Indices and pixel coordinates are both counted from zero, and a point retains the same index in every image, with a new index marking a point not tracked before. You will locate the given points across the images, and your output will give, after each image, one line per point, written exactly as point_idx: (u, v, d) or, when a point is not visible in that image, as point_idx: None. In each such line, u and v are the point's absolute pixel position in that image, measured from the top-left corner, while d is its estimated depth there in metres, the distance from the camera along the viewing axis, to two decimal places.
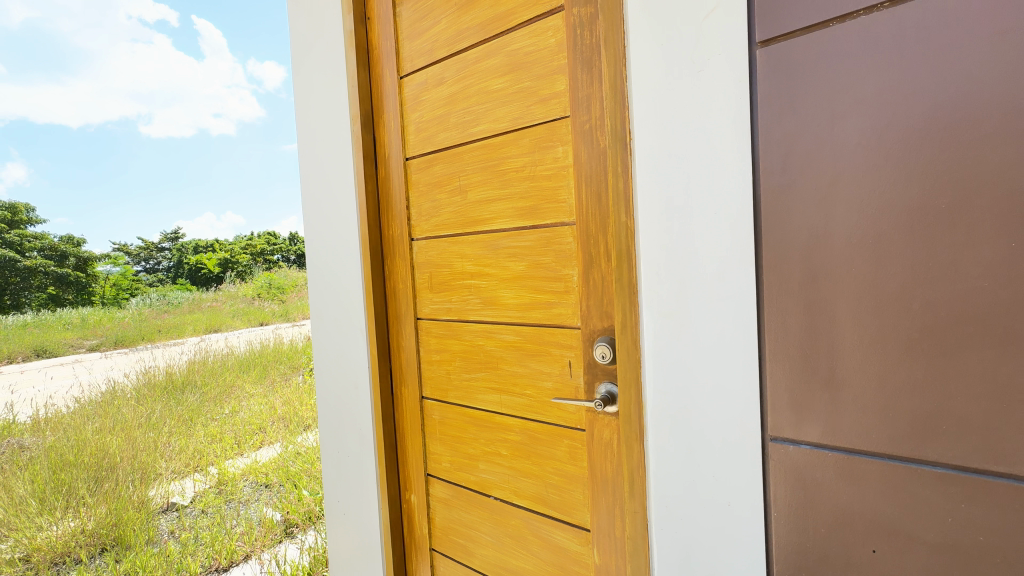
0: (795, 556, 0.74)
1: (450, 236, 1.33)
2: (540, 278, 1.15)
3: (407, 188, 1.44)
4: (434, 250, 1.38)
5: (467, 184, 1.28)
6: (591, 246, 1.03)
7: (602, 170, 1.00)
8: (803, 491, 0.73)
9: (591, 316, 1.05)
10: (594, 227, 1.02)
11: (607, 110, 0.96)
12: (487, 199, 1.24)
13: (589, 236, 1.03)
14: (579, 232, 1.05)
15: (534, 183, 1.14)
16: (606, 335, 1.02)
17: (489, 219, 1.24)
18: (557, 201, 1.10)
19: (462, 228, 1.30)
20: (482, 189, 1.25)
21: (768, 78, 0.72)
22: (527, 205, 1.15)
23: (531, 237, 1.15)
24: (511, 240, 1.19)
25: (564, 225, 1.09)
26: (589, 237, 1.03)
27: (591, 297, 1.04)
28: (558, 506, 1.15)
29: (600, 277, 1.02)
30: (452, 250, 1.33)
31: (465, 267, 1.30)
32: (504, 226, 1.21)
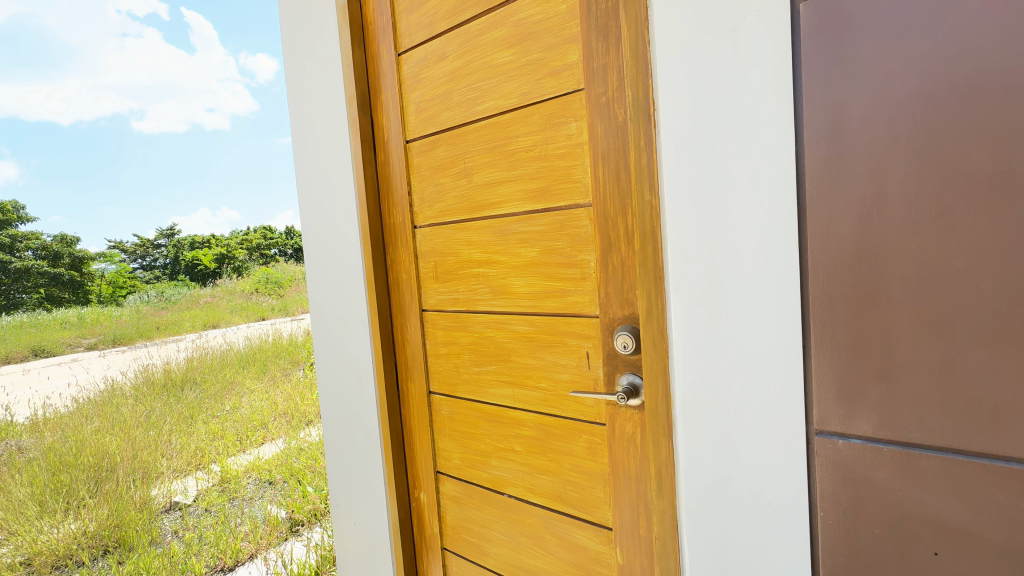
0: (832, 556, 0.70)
1: (455, 224, 1.26)
2: (555, 264, 1.07)
3: (409, 175, 1.36)
4: (439, 238, 1.31)
5: (473, 169, 1.20)
6: (607, 229, 0.97)
7: (623, 144, 0.92)
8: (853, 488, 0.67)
9: (612, 304, 0.98)
10: (613, 208, 0.95)
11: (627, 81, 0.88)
12: (495, 182, 1.16)
13: (605, 218, 0.97)
14: (596, 212, 0.98)
15: (545, 163, 1.06)
16: (628, 324, 0.95)
17: (496, 204, 1.16)
18: (571, 182, 1.02)
19: (467, 215, 1.23)
20: (488, 170, 1.17)
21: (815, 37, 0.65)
22: (538, 186, 1.08)
23: (543, 221, 1.08)
24: (521, 225, 1.12)
25: (579, 208, 1.02)
26: (605, 217, 0.96)
27: (611, 284, 0.97)
28: (577, 504, 1.10)
29: (620, 262, 0.95)
30: (458, 240, 1.26)
31: (472, 255, 1.23)
32: (514, 210, 1.13)
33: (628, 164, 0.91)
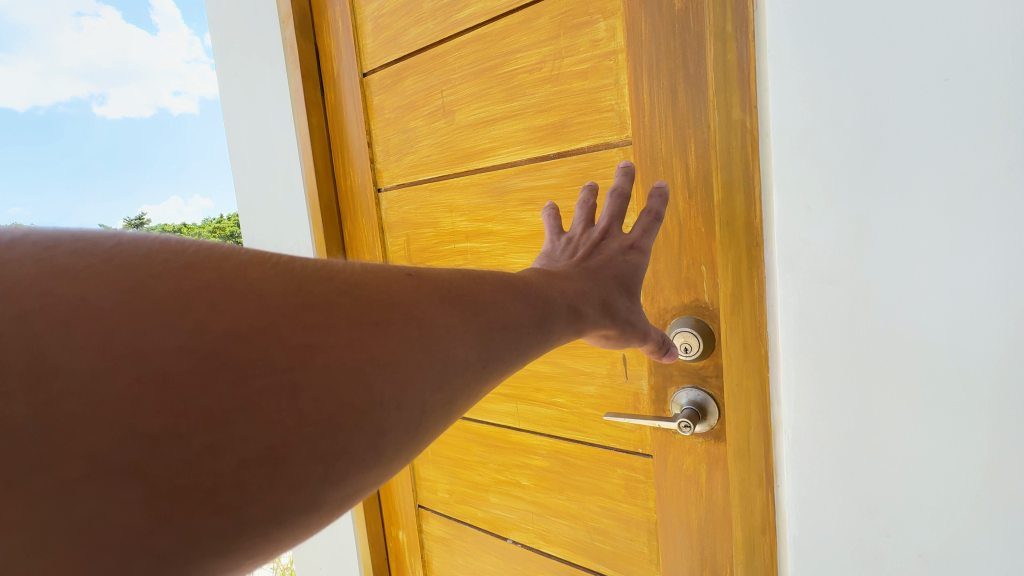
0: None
1: (432, 184, 0.93)
2: None
3: (366, 122, 1.01)
4: (411, 204, 0.98)
5: (455, 106, 0.87)
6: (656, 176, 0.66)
7: (684, 42, 0.61)
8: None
9: (661, 289, 0.67)
10: (664, 144, 0.64)
11: None
12: (486, 120, 0.83)
13: (652, 159, 0.66)
14: (636, 153, 0.67)
15: (558, 87, 0.74)
16: (688, 316, 0.65)
17: (487, 152, 0.84)
18: (598, 111, 0.71)
19: (448, 171, 0.90)
20: (475, 106, 0.84)
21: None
22: (549, 122, 0.76)
23: (556, 172, 0.76)
24: (525, 180, 0.80)
25: (609, 146, 0.71)
26: (653, 159, 0.66)
27: (661, 259, 0.67)
28: (607, 558, 0.81)
29: (676, 227, 0.65)
30: (435, 206, 0.94)
31: (457, 225, 0.91)
32: (513, 159, 0.81)
33: (696, 73, 0.61)
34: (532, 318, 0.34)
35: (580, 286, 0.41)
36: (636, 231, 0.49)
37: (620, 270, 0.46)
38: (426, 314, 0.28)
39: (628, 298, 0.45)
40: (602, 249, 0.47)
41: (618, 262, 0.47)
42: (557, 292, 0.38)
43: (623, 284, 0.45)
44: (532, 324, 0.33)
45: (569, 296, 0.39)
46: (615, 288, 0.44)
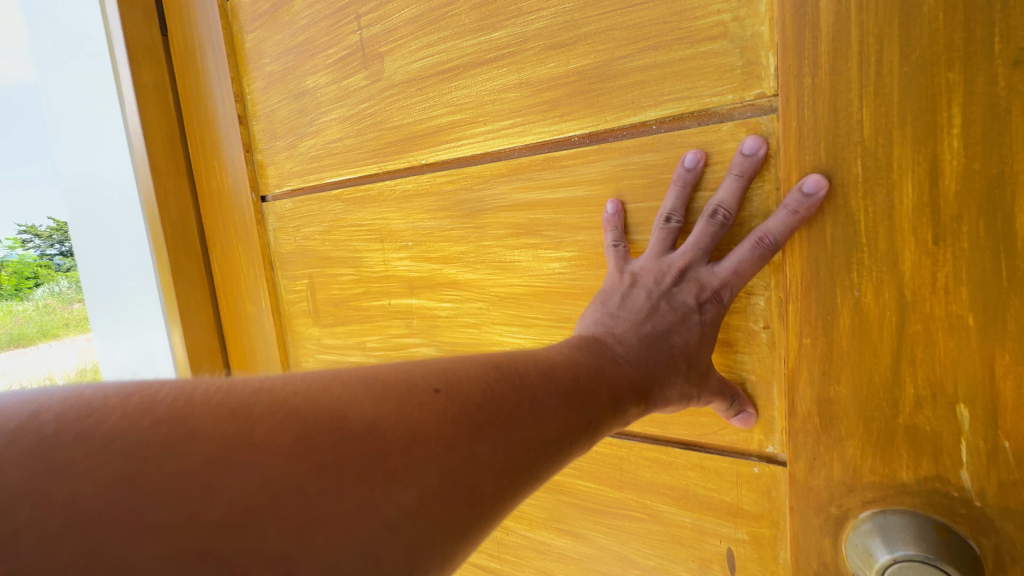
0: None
1: (351, 194, 0.51)
2: None
3: (236, 79, 0.58)
4: (313, 223, 0.56)
5: (385, 44, 0.46)
6: (847, 190, 0.28)
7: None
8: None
9: (840, 441, 0.30)
10: (871, 112, 0.27)
11: None
12: (446, 70, 0.43)
13: (836, 151, 0.28)
14: (791, 136, 0.29)
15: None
16: (911, 509, 0.29)
17: (448, 135, 0.44)
18: (692, 41, 0.32)
19: (376, 168, 0.49)
20: (421, 42, 0.44)
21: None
22: (576, 69, 0.36)
23: (591, 174, 0.37)
24: (523, 187, 0.40)
25: (707, 119, 0.33)
26: (835, 151, 0.28)
27: (844, 379, 0.30)
28: None
29: (890, 313, 0.28)
30: (358, 234, 0.52)
31: (394, 265, 0.50)
32: (498, 145, 0.41)
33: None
34: (532, 443, 0.23)
35: (629, 363, 0.30)
36: (729, 265, 0.31)
37: (682, 334, 0.32)
38: (372, 479, 0.18)
39: (686, 382, 0.31)
40: (662, 311, 0.32)
41: (689, 324, 0.32)
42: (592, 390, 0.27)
43: (682, 360, 0.31)
44: (537, 452, 0.23)
45: (608, 376, 0.28)
46: (674, 370, 0.31)
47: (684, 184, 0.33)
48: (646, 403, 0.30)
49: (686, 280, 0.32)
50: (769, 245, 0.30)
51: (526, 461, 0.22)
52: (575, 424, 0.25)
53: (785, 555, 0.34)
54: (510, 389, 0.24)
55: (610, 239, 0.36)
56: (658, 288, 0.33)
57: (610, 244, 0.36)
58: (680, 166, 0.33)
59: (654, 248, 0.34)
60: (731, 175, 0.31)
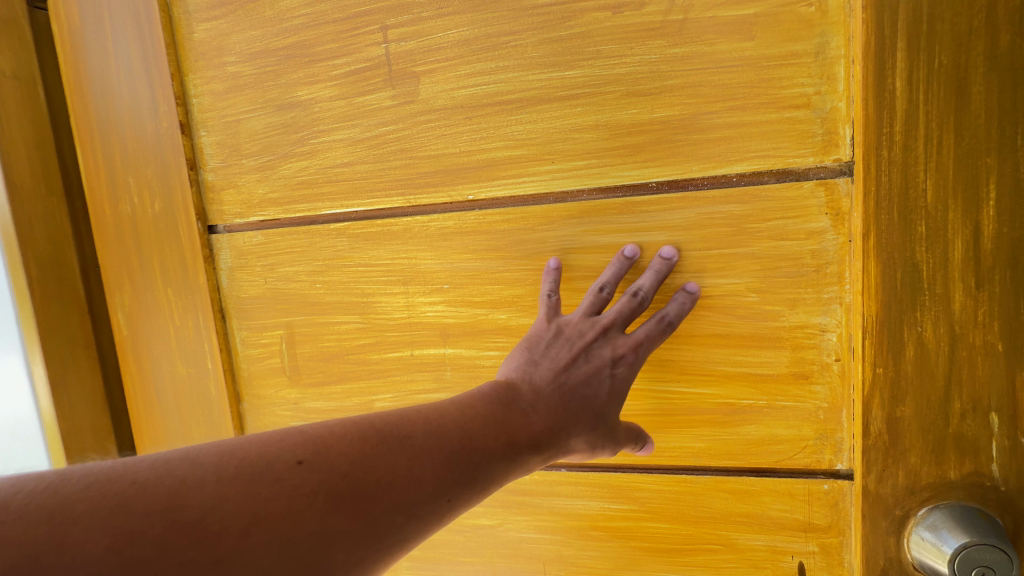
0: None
1: (361, 229, 0.44)
2: (704, 339, 0.39)
3: (175, 75, 0.44)
4: (297, 262, 0.46)
5: (421, 64, 0.40)
6: (912, 245, 0.34)
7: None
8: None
9: (903, 452, 0.36)
10: (932, 183, 0.33)
11: None
12: (503, 102, 0.39)
13: (906, 213, 0.34)
14: (869, 198, 0.34)
15: (685, 50, 0.36)
16: (958, 500, 0.36)
17: (504, 170, 0.40)
18: (777, 107, 0.36)
19: (401, 200, 0.42)
20: (472, 68, 0.40)
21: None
22: (659, 119, 0.37)
23: (673, 219, 0.38)
24: (597, 230, 0.40)
25: (785, 176, 0.37)
26: (904, 212, 0.34)
27: (908, 400, 0.36)
28: None
29: (945, 344, 0.35)
30: (369, 275, 0.44)
31: (420, 311, 0.44)
32: (565, 185, 0.40)
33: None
34: (392, 506, 0.25)
35: (535, 418, 0.32)
36: (639, 335, 0.37)
37: (593, 388, 0.35)
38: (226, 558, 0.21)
39: (590, 433, 0.34)
40: (581, 361, 0.36)
41: (600, 377, 0.36)
42: (485, 446, 0.30)
43: (589, 412, 0.34)
44: (406, 516, 0.25)
45: (508, 426, 0.31)
46: (577, 421, 0.34)
47: (660, 271, 0.38)
48: (546, 453, 0.32)
49: (605, 339, 0.37)
50: (667, 324, 0.37)
51: (375, 528, 0.24)
52: (453, 485, 0.27)
53: (851, 559, 0.39)
54: (389, 453, 0.27)
55: (546, 289, 0.39)
56: (579, 342, 0.36)
57: (545, 294, 0.39)
58: (620, 254, 0.39)
59: (584, 308, 0.38)
60: (652, 268, 0.38)
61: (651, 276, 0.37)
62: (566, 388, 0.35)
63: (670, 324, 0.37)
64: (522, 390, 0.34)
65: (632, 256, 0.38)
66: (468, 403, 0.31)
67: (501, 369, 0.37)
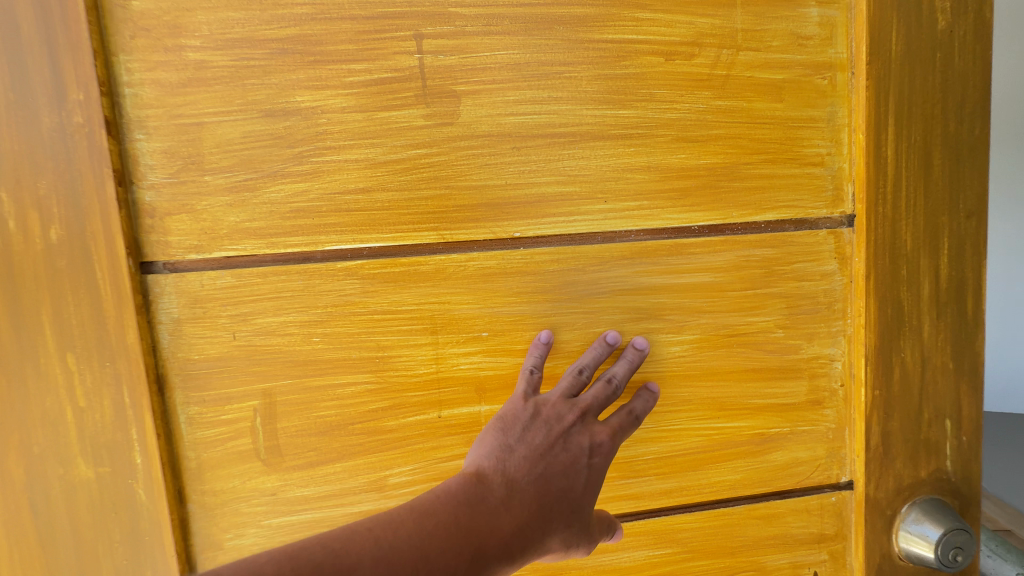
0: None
1: (380, 268, 0.36)
2: (740, 374, 0.41)
3: (98, 55, 0.32)
4: (283, 312, 0.36)
5: (464, 84, 0.35)
6: (897, 286, 0.41)
7: (947, 85, 0.40)
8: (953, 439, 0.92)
9: (892, 461, 0.43)
10: (910, 235, 0.41)
11: None
12: (555, 136, 0.37)
13: (893, 259, 0.41)
14: (869, 246, 0.40)
15: (729, 103, 0.38)
16: (929, 494, 0.43)
17: (553, 208, 0.37)
18: (799, 163, 0.40)
19: (433, 235, 0.36)
20: (522, 95, 0.36)
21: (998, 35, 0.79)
22: (705, 166, 0.39)
23: (716, 261, 0.40)
24: (646, 272, 0.39)
25: (803, 224, 0.41)
26: (892, 258, 0.41)
27: (896, 415, 0.42)
28: None
29: (918, 366, 0.42)
30: (387, 324, 0.37)
31: (452, 365, 0.38)
32: (616, 226, 0.38)
33: (966, 133, 0.40)
34: None
35: (504, 522, 0.30)
36: (612, 426, 0.36)
37: (568, 480, 0.33)
38: None
39: (564, 531, 0.32)
40: (551, 451, 0.34)
41: (576, 467, 0.34)
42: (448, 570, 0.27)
43: (563, 507, 0.33)
44: None
45: (477, 533, 0.28)
46: (552, 517, 0.32)
47: (633, 361, 0.38)
48: (517, 558, 0.30)
49: (583, 424, 0.35)
50: (633, 418, 0.37)
51: None
52: None
53: (854, 561, 0.44)
54: None
55: (528, 364, 0.37)
56: (557, 426, 0.34)
57: (527, 369, 0.37)
58: (601, 339, 0.38)
59: (561, 389, 0.36)
60: (626, 358, 0.38)
61: (624, 368, 0.37)
62: (539, 477, 0.32)
63: (637, 418, 0.37)
64: (493, 483, 0.32)
65: (614, 343, 0.38)
66: (432, 511, 0.28)
67: (469, 455, 0.34)
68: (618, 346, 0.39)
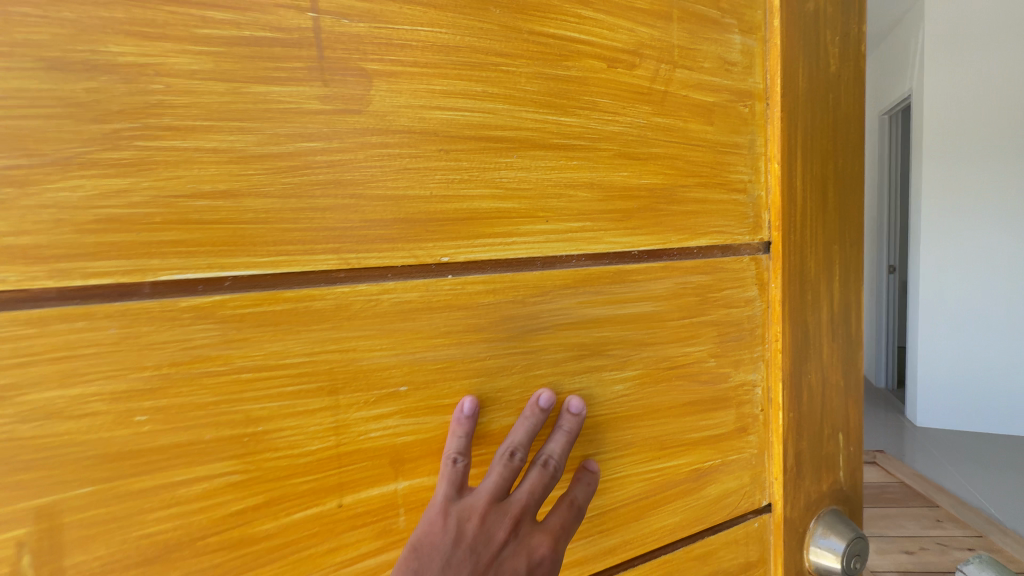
0: (946, 521, 1.27)
1: (253, 306, 0.25)
2: (679, 408, 0.39)
3: None
4: (85, 381, 0.23)
5: (377, 61, 0.27)
6: (804, 310, 0.43)
7: (837, 123, 0.43)
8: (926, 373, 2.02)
9: (803, 479, 0.44)
10: (813, 261, 0.43)
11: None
12: (491, 140, 0.30)
13: (801, 284, 0.42)
14: (784, 272, 0.41)
15: (667, 121, 0.36)
16: (830, 505, 0.46)
17: (488, 227, 0.31)
18: (727, 188, 0.39)
19: (334, 259, 0.27)
20: (450, 86, 0.29)
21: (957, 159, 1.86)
22: (647, 186, 0.36)
23: (657, 289, 0.37)
24: (591, 302, 0.34)
25: (730, 250, 0.40)
26: (801, 283, 0.42)
27: (805, 435, 0.44)
28: None
29: (821, 385, 0.45)
30: (262, 385, 0.26)
31: (359, 433, 0.28)
32: (559, 250, 0.33)
33: (851, 168, 0.44)
34: None
35: None
36: (552, 527, 0.30)
37: None
38: None
39: None
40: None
41: None
42: None
43: None
44: None
45: None
46: None
47: (570, 432, 0.32)
48: None
49: (518, 537, 0.29)
50: (575, 509, 0.31)
51: None
52: None
53: None
54: None
55: (449, 450, 0.29)
56: (487, 550, 0.28)
57: (448, 457, 0.29)
58: (534, 404, 0.31)
59: (489, 489, 0.29)
60: (563, 429, 0.32)
61: (560, 449, 0.31)
62: None
63: (580, 509, 0.31)
64: None
65: (548, 407, 0.31)
66: None
67: None
68: (551, 410, 0.32)
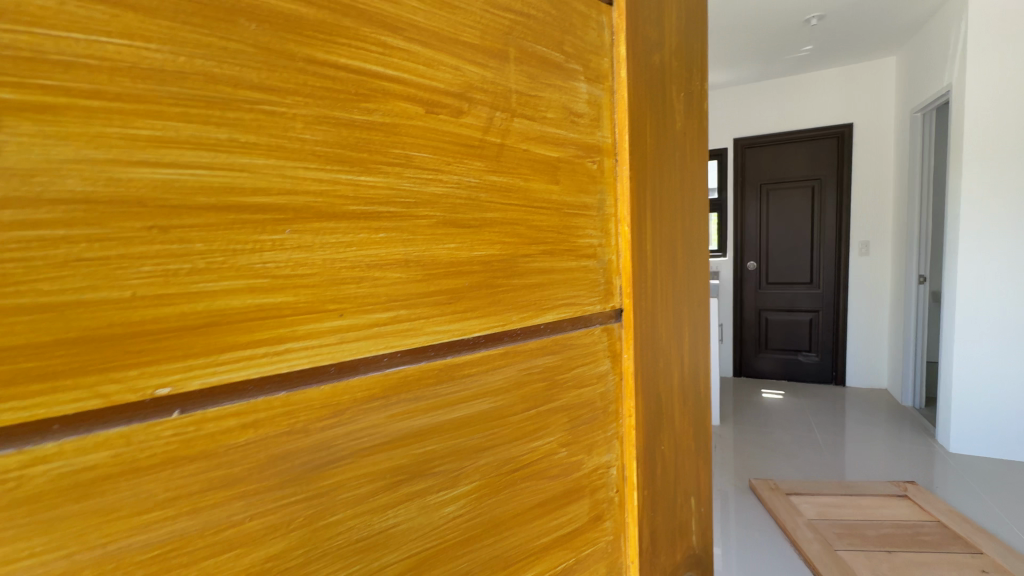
0: (992, 573, 1.28)
1: None
2: (526, 515, 0.33)
3: None
4: None
5: (16, 88, 0.16)
6: (656, 380, 0.40)
7: (684, 183, 0.41)
8: (958, 387, 1.97)
9: (658, 557, 0.42)
10: (664, 326, 0.41)
11: (694, 55, 0.42)
12: (253, 211, 0.21)
13: (653, 353, 0.40)
14: (636, 343, 0.38)
15: (505, 180, 0.30)
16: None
17: (247, 334, 0.21)
18: (576, 255, 0.35)
19: None
20: (166, 132, 0.19)
21: (1005, 158, 1.81)
22: (481, 259, 0.29)
23: (497, 380, 0.31)
24: (412, 412, 0.27)
25: (582, 323, 0.36)
26: (653, 353, 0.40)
27: (659, 510, 0.41)
28: None
29: (673, 454, 0.43)
30: None
31: None
32: (363, 351, 0.25)
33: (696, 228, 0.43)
34: None
35: None
36: None
37: None
38: None
39: None
40: None
41: None
42: None
43: None
44: None
45: None
46: None
47: None
48: None
49: None
50: None
51: None
52: None
53: None
54: None
55: None
56: None
57: None
58: None
59: None
60: None
61: None
62: None
63: None
64: None
65: None
66: None
67: None
68: None
